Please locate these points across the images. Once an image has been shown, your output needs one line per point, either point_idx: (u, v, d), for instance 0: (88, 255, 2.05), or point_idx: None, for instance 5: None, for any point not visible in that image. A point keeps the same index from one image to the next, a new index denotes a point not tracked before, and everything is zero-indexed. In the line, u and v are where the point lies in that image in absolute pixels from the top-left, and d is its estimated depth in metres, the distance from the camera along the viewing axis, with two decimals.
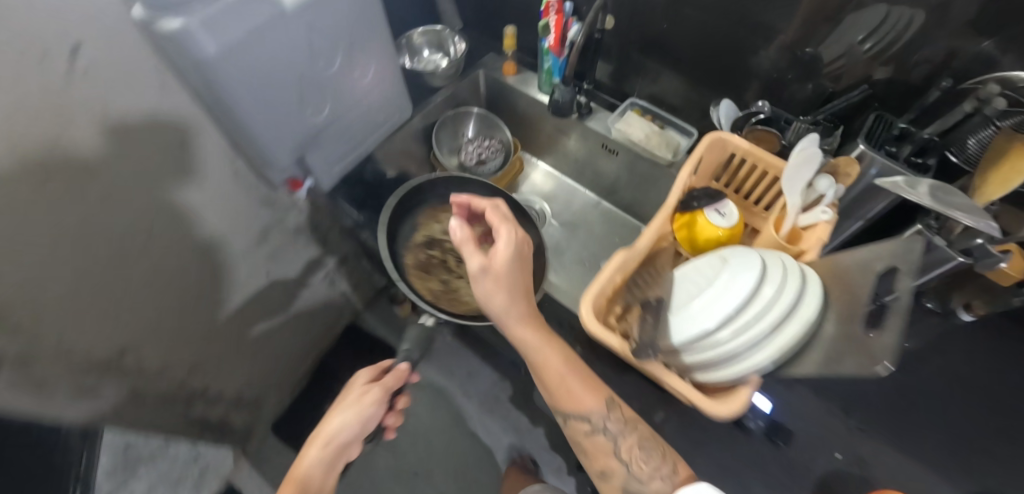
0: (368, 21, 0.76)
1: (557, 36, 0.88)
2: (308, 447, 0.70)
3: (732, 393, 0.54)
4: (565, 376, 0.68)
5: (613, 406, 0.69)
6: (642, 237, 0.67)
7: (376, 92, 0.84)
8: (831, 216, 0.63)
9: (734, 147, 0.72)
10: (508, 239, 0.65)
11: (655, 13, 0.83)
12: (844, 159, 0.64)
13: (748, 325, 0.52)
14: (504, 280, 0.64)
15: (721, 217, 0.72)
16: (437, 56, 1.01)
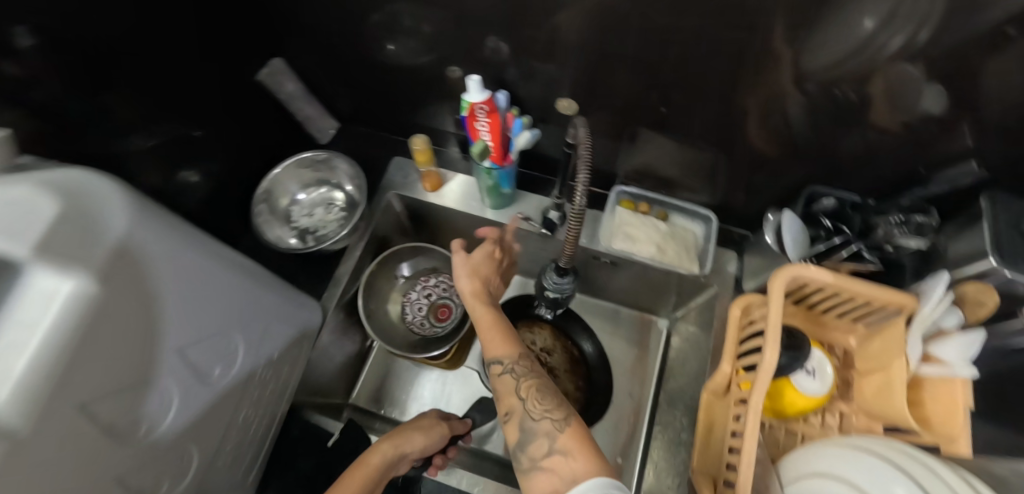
0: (189, 280, 0.39)
1: (495, 148, 0.60)
2: (385, 440, 0.56)
3: None
4: (489, 332, 0.53)
5: (526, 354, 0.51)
6: (748, 472, 0.45)
7: (262, 343, 0.51)
8: (973, 376, 0.44)
9: (816, 279, 0.50)
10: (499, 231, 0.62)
11: (592, 62, 0.54)
12: (980, 288, 0.45)
13: None
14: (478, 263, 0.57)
15: (810, 378, 0.53)
16: (322, 190, 0.73)
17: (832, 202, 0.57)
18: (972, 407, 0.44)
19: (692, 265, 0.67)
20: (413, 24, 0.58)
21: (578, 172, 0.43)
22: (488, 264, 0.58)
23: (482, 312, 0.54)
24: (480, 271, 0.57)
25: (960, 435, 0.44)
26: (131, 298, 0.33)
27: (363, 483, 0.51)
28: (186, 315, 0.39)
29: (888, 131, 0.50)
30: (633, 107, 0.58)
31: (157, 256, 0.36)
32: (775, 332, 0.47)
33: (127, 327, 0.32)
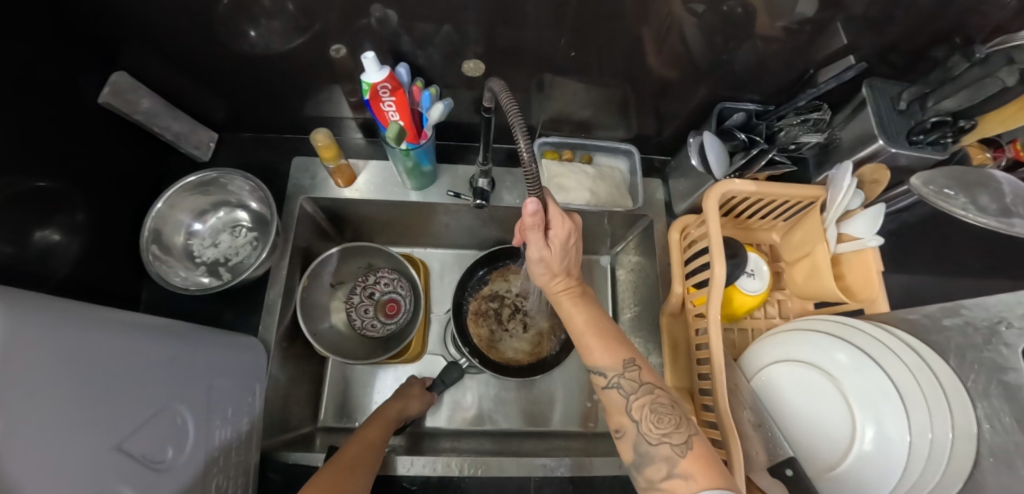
0: (87, 384, 0.34)
1: (408, 125, 0.55)
2: (374, 420, 0.57)
3: (863, 472, 0.47)
4: (585, 336, 0.50)
5: (633, 364, 0.47)
6: (722, 376, 0.48)
7: (195, 423, 0.45)
8: (881, 243, 0.50)
9: (741, 190, 0.53)
10: (566, 229, 0.45)
11: (483, 15, 0.50)
12: (874, 168, 0.52)
13: (864, 405, 0.48)
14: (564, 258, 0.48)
15: (751, 279, 0.56)
16: (222, 213, 0.64)
17: (741, 115, 0.60)
18: (882, 268, 0.51)
19: (623, 201, 0.65)
20: (274, 3, 0.49)
21: (513, 127, 0.37)
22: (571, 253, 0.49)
23: (578, 316, 0.51)
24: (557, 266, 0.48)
25: (877, 297, 0.52)
26: (6, 447, 0.27)
27: (371, 451, 0.51)
28: (93, 425, 0.34)
29: (774, 40, 0.52)
30: (542, 55, 0.56)
31: (33, 375, 0.30)
32: (717, 243, 0.50)
33: (14, 480, 0.27)
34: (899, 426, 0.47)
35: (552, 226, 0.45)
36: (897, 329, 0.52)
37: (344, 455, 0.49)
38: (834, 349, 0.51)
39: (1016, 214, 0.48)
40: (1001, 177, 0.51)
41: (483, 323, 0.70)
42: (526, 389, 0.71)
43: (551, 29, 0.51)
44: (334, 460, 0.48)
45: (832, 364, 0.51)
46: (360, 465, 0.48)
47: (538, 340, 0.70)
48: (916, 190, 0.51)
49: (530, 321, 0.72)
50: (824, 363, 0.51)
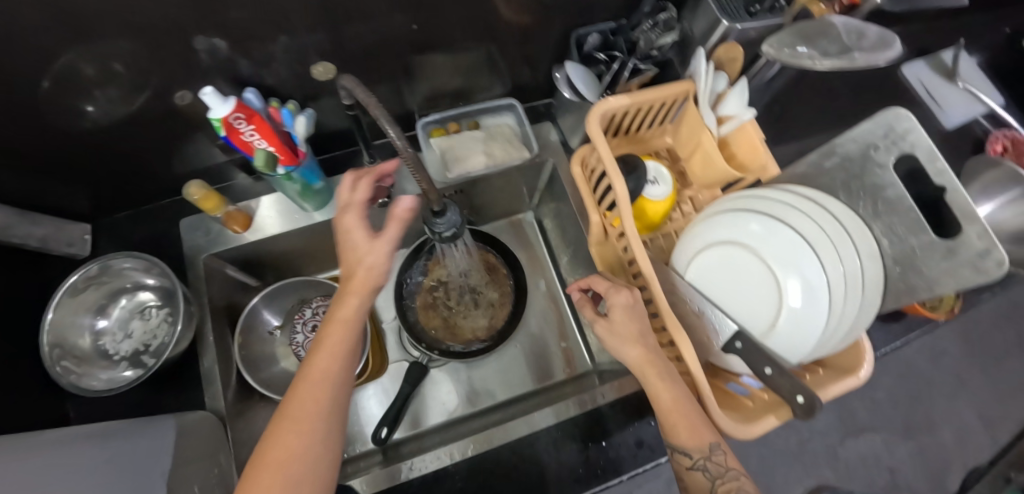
0: None
1: (279, 145, 0.52)
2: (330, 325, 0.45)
3: (798, 322, 0.50)
4: (671, 417, 0.46)
5: (719, 448, 0.46)
6: (655, 283, 0.50)
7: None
8: (756, 114, 0.53)
9: (617, 105, 0.54)
10: (630, 296, 0.50)
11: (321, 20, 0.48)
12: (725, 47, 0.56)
13: (785, 263, 0.52)
14: (625, 324, 0.49)
15: (656, 185, 0.57)
16: (124, 300, 0.60)
17: (596, 37, 0.60)
18: (763, 135, 0.55)
19: (524, 150, 0.64)
20: (95, 69, 0.46)
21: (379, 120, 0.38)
22: (635, 319, 0.49)
23: (663, 393, 0.46)
24: (631, 331, 0.48)
25: (768, 164, 0.55)
26: None
27: (330, 386, 0.43)
28: None
29: None
30: (396, 39, 0.55)
31: None
32: (606, 163, 0.52)
33: None
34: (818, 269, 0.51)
35: (611, 299, 0.50)
36: (794, 186, 0.56)
37: (293, 400, 0.42)
38: (749, 221, 0.55)
39: (853, 50, 0.53)
40: (837, 19, 0.55)
41: (431, 313, 0.71)
42: (496, 359, 0.72)
43: (397, 13, 0.51)
44: (284, 414, 0.41)
45: (754, 236, 0.54)
46: (311, 417, 0.41)
47: (490, 311, 0.71)
48: (769, 56, 0.53)
49: (476, 296, 0.72)
50: (746, 236, 0.55)
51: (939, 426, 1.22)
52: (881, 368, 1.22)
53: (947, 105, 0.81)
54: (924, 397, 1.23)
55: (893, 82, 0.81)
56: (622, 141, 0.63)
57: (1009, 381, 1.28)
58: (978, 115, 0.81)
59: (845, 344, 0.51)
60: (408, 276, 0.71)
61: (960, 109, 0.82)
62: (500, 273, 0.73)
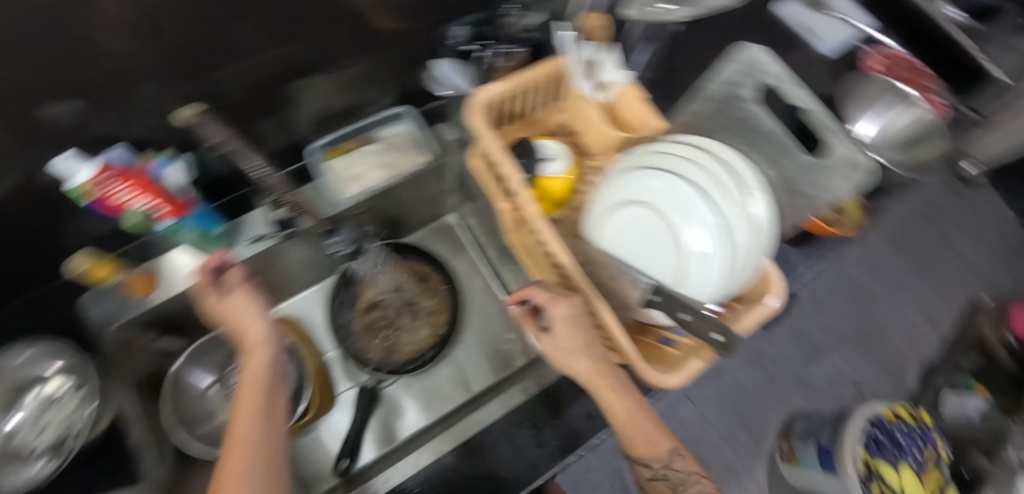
0: None
1: (158, 197, 0.53)
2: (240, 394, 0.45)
3: (704, 271, 0.48)
4: (627, 427, 0.51)
5: (677, 454, 0.51)
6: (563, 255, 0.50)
7: None
8: (631, 76, 0.53)
9: (495, 93, 0.53)
10: (569, 308, 0.50)
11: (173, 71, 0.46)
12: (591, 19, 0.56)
13: (685, 212, 0.49)
14: (566, 339, 0.50)
15: (553, 162, 0.56)
16: (33, 394, 0.56)
17: (463, 28, 0.60)
18: (648, 94, 0.54)
19: (422, 150, 0.64)
20: None
21: None
22: (578, 333, 0.50)
23: (617, 405, 0.50)
24: (571, 345, 0.50)
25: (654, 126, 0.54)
26: None
27: (253, 456, 0.41)
28: None
29: None
30: (273, 73, 0.55)
31: None
32: (497, 151, 0.52)
33: None
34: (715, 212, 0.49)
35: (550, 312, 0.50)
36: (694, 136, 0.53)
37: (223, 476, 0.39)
38: (646, 176, 0.52)
39: None
40: None
41: (370, 333, 0.70)
42: (445, 366, 0.72)
43: (266, 50, 0.51)
44: (215, 489, 0.38)
45: (652, 190, 0.51)
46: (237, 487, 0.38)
47: (427, 316, 0.71)
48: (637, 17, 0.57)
49: (412, 306, 0.71)
50: (647, 192, 0.52)
51: (889, 332, 1.31)
52: (823, 289, 1.31)
53: (825, 33, 0.84)
54: (870, 309, 1.33)
55: (767, 24, 0.86)
56: (517, 129, 0.62)
57: (942, 277, 1.39)
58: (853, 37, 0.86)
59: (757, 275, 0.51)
60: (339, 302, 0.70)
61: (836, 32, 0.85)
62: (430, 278, 0.73)
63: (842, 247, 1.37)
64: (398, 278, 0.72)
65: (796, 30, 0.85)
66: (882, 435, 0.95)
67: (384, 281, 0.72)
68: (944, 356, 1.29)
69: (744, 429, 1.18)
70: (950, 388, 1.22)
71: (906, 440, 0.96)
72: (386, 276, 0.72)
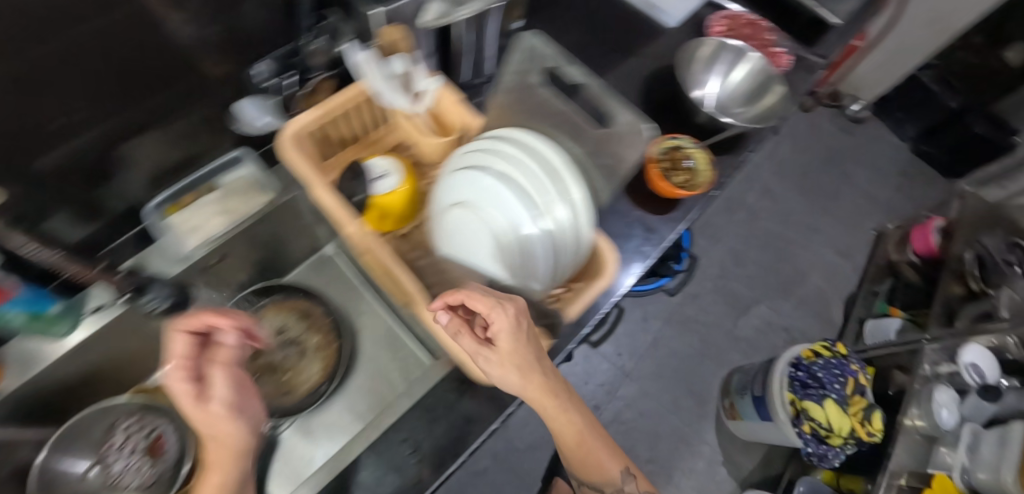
0: None
1: None
2: (207, 476, 0.40)
3: (536, 267, 0.46)
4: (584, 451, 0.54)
5: (630, 476, 0.57)
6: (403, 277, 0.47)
7: None
8: (440, 80, 0.53)
9: (305, 125, 0.52)
10: (508, 323, 0.41)
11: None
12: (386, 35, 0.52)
13: (511, 209, 0.46)
14: (515, 360, 0.42)
15: (385, 179, 0.55)
16: None
17: (268, 63, 0.56)
18: (461, 94, 0.54)
19: (264, 187, 0.63)
20: None
21: None
22: (519, 348, 0.42)
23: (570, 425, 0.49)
24: (520, 362, 0.42)
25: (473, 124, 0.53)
26: None
27: None
28: None
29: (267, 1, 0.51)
30: (110, 140, 0.54)
31: None
32: (315, 182, 0.50)
33: None
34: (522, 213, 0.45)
35: (493, 326, 0.40)
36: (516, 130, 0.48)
37: None
38: (472, 177, 0.48)
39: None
40: None
41: (260, 380, 0.68)
42: (342, 399, 0.71)
43: (86, 127, 0.49)
44: None
45: (479, 191, 0.48)
46: None
47: (317, 349, 0.71)
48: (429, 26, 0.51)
49: (301, 344, 0.71)
50: (474, 193, 0.48)
51: (808, 275, 1.39)
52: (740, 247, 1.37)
53: (667, 5, 0.86)
54: (787, 256, 1.41)
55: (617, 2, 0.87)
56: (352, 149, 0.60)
57: (846, 214, 1.50)
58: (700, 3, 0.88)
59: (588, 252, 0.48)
60: None
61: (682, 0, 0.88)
62: (315, 312, 0.73)
63: (751, 204, 1.45)
64: (284, 319, 0.71)
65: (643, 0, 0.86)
66: (803, 375, 0.99)
67: (269, 323, 0.71)
68: (860, 287, 1.38)
69: (687, 394, 1.21)
70: (869, 315, 1.30)
71: (825, 375, 0.98)
72: (271, 317, 0.71)
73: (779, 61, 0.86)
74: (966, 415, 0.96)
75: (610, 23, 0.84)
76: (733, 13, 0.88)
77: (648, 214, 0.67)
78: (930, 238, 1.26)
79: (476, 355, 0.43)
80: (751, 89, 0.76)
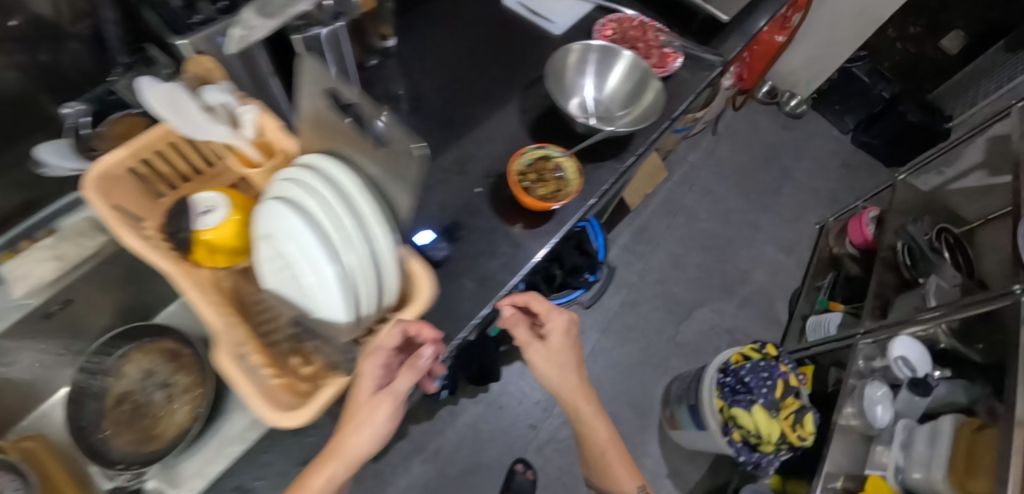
0: None
1: None
2: (353, 430, 0.43)
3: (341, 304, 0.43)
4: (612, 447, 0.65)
5: (644, 489, 0.68)
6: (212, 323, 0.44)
7: None
8: (256, 108, 0.51)
9: (114, 166, 0.48)
10: (563, 321, 0.56)
11: None
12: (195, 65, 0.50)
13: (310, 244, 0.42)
14: (555, 356, 0.56)
15: (210, 214, 0.52)
16: None
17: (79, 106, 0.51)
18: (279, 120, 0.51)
19: (105, 227, 0.60)
20: None
21: None
22: (567, 346, 0.56)
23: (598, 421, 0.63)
24: (558, 356, 0.56)
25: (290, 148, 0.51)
26: None
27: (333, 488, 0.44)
28: None
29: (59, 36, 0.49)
30: None
31: None
32: (114, 225, 0.45)
33: None
34: (315, 250, 0.42)
35: (549, 323, 0.55)
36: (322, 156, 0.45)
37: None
38: (271, 211, 0.44)
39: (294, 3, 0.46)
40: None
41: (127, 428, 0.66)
42: None
43: None
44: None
45: (281, 225, 0.44)
46: None
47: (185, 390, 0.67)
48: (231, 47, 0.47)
49: (169, 386, 0.67)
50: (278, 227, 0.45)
51: (750, 273, 1.37)
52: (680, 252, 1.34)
53: (551, 15, 0.85)
54: (728, 256, 1.38)
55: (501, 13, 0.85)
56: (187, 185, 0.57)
57: (788, 210, 1.49)
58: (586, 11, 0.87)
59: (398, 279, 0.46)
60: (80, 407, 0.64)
61: (567, 11, 0.87)
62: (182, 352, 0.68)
63: (690, 206, 1.42)
64: (150, 362, 0.68)
65: (525, 14, 0.85)
66: (731, 381, 0.95)
67: (136, 367, 0.68)
68: (804, 282, 1.36)
69: (627, 406, 1.17)
70: (812, 311, 1.28)
71: (752, 379, 0.93)
72: (137, 361, 0.68)
73: (667, 62, 0.83)
74: (900, 410, 0.93)
75: (491, 35, 0.82)
76: (619, 17, 0.86)
77: (512, 228, 0.64)
78: (865, 228, 1.26)
79: (529, 343, 0.56)
80: (626, 89, 0.74)
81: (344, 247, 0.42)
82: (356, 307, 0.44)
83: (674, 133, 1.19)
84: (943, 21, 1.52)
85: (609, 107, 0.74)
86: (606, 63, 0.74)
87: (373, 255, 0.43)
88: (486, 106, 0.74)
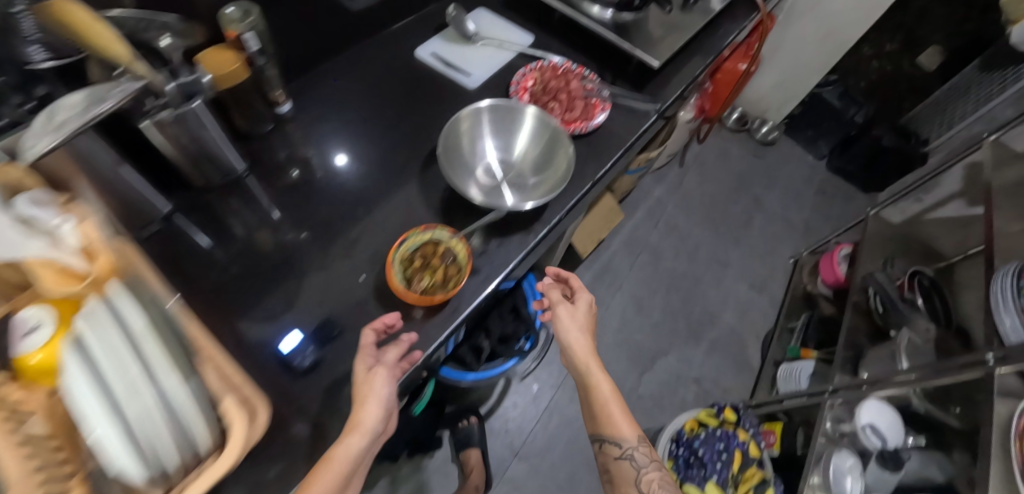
0: None
1: None
2: (362, 406, 0.45)
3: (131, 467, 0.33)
4: (617, 406, 0.65)
5: (644, 443, 0.66)
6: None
7: None
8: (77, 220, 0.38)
9: None
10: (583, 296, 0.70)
11: None
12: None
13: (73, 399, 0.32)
14: (573, 316, 0.68)
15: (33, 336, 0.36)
16: None
17: None
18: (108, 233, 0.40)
19: None
20: None
21: None
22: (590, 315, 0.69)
23: (604, 381, 0.65)
24: (580, 319, 0.68)
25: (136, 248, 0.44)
26: None
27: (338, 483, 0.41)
28: None
29: None
30: None
31: None
32: None
33: None
34: (79, 408, 0.32)
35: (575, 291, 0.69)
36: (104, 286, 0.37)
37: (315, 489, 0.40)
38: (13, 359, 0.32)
39: (100, 103, 0.41)
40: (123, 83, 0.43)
41: None
42: None
43: None
44: None
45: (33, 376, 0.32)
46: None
47: None
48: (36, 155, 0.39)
49: None
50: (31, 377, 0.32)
51: (719, 314, 1.29)
52: (643, 293, 1.27)
53: (467, 68, 0.79)
54: (696, 296, 1.30)
55: (413, 68, 0.79)
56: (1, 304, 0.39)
57: (759, 243, 1.41)
58: (507, 61, 0.81)
59: (208, 423, 0.39)
60: None
61: (487, 61, 0.81)
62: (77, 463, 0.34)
63: (655, 244, 1.35)
64: None
65: (439, 67, 0.79)
66: (684, 453, 0.87)
67: None
68: (776, 323, 1.28)
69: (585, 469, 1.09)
70: (784, 357, 1.19)
71: (706, 452, 0.86)
72: None
73: (593, 111, 0.75)
74: (870, 484, 0.84)
75: (398, 92, 0.77)
76: (541, 64, 0.79)
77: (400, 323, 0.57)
78: (836, 267, 1.19)
79: (560, 304, 0.68)
80: (540, 144, 0.68)
81: (129, 393, 0.33)
82: (149, 466, 0.34)
83: (628, 174, 1.12)
84: (919, 35, 1.44)
85: (526, 169, 0.68)
86: (509, 125, 0.68)
87: (168, 404, 0.36)
88: (389, 177, 0.70)
